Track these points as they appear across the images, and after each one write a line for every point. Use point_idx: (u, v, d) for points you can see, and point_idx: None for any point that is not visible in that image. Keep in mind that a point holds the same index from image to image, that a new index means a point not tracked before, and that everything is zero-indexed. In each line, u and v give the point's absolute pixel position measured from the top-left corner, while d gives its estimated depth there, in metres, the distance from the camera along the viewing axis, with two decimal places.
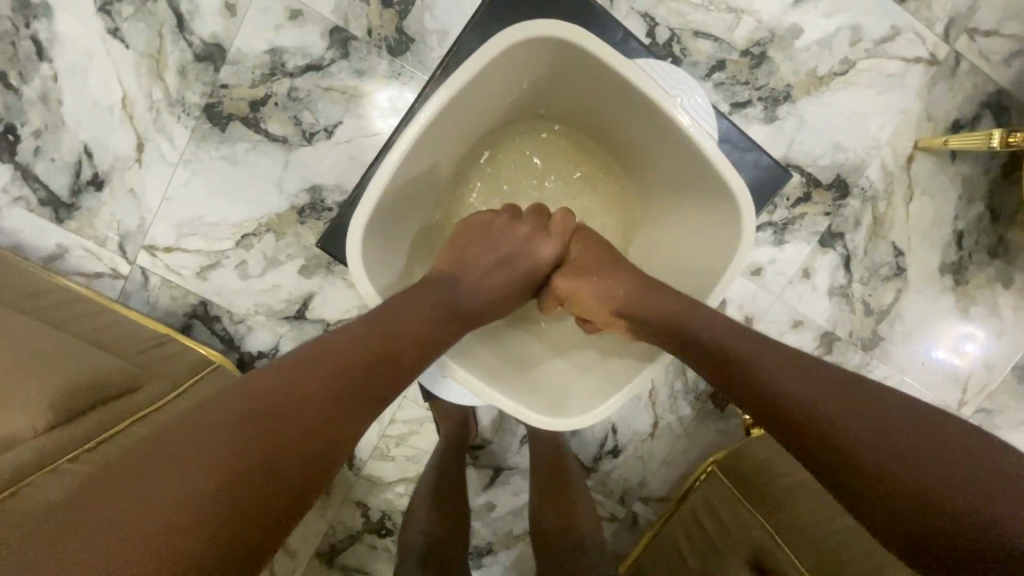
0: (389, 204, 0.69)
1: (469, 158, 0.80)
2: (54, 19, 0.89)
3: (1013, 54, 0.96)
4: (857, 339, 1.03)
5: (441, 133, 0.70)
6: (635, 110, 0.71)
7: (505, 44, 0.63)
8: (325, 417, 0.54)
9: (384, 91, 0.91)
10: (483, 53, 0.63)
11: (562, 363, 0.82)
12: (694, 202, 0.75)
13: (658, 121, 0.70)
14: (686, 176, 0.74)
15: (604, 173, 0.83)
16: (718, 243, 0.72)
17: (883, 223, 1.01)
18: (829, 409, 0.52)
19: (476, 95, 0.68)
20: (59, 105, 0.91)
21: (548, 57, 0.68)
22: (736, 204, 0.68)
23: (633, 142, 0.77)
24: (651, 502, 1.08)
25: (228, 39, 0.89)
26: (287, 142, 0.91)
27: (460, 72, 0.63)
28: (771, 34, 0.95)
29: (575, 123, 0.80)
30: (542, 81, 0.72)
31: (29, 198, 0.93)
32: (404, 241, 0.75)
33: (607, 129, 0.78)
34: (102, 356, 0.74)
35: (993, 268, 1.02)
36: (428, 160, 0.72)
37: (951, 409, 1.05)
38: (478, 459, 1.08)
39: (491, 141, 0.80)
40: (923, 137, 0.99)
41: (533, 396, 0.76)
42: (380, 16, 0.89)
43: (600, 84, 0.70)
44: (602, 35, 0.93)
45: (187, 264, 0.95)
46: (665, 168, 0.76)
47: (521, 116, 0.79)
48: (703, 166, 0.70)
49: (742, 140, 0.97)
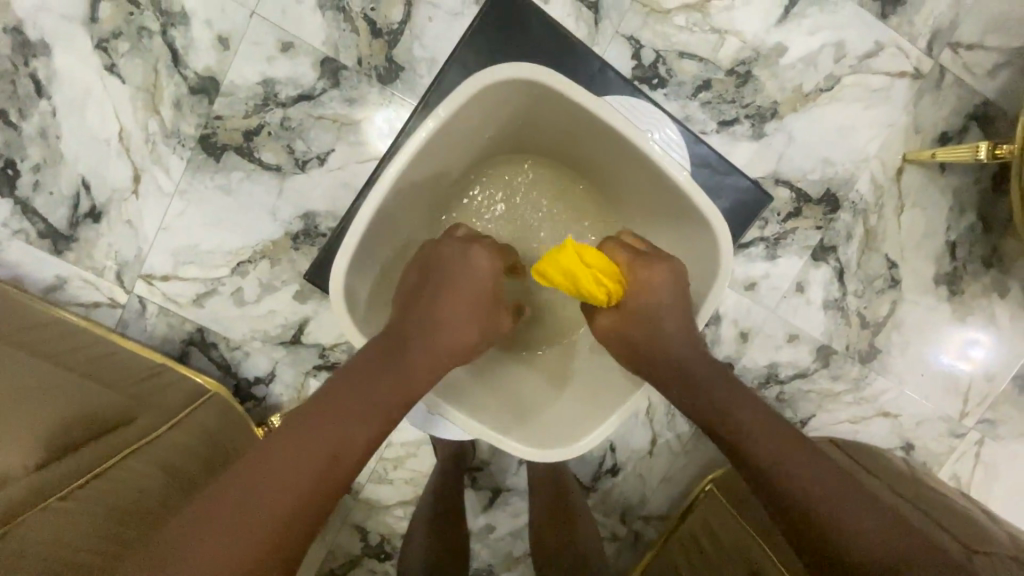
0: (371, 241, 0.69)
1: (453, 192, 0.80)
2: (52, 55, 0.90)
3: (996, 66, 0.97)
4: (854, 351, 1.04)
5: (421, 174, 0.70)
6: (614, 146, 0.71)
7: (484, 83, 0.64)
8: (326, 483, 0.54)
9: (379, 114, 0.92)
10: (460, 93, 0.64)
11: (543, 384, 0.82)
12: (675, 231, 0.76)
13: (634, 156, 0.70)
14: (667, 210, 0.74)
15: (588, 203, 0.83)
16: (703, 267, 0.72)
17: (875, 236, 1.02)
18: (823, 479, 0.60)
19: (452, 136, 0.69)
20: (57, 140, 0.92)
21: (528, 95, 0.68)
22: (715, 231, 0.69)
23: (615, 176, 0.77)
24: (651, 521, 1.08)
25: (222, 72, 0.91)
26: (280, 170, 0.93)
27: (434, 114, 0.64)
28: (755, 54, 0.96)
29: (558, 158, 0.80)
30: (520, 118, 0.73)
31: (28, 231, 0.94)
32: (389, 275, 0.76)
33: (587, 161, 0.78)
34: (96, 390, 0.74)
35: (988, 277, 1.02)
36: (411, 198, 0.73)
37: (952, 420, 1.05)
38: (476, 480, 1.07)
39: (473, 178, 0.81)
40: (911, 150, 0.99)
41: (534, 432, 0.75)
42: (370, 46, 0.91)
43: (574, 120, 0.70)
44: (586, 64, 0.94)
45: (183, 293, 0.96)
46: (646, 200, 0.77)
47: (503, 152, 0.80)
48: (683, 200, 0.70)
49: (721, 163, 0.97)
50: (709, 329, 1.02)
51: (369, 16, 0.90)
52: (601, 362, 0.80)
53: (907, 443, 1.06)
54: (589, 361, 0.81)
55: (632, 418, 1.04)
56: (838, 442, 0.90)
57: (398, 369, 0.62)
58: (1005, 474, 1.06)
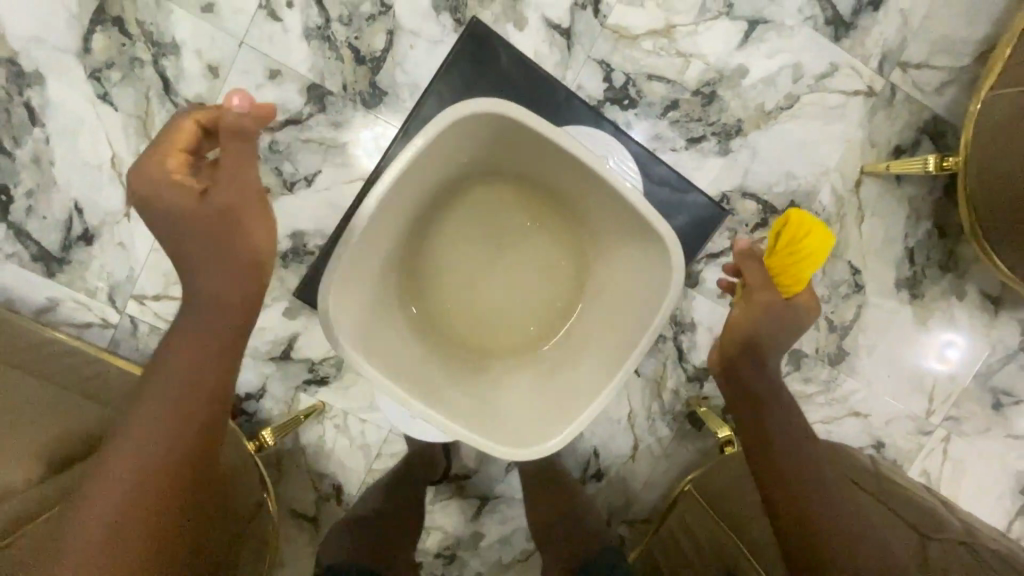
0: (355, 263, 0.72)
1: (429, 214, 0.83)
2: (47, 86, 0.93)
3: (943, 84, 1.04)
4: (823, 354, 1.09)
5: (399, 198, 0.74)
6: (576, 169, 0.75)
7: (453, 118, 0.68)
8: (207, 407, 0.60)
9: (368, 130, 0.97)
10: (434, 127, 0.68)
11: (522, 390, 0.85)
12: (632, 244, 0.79)
13: (593, 178, 0.75)
14: (625, 227, 0.78)
15: (555, 222, 0.86)
16: (657, 278, 0.76)
17: (838, 245, 1.07)
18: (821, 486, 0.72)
19: (421, 170, 0.73)
20: (50, 166, 0.95)
21: (494, 125, 0.72)
22: (665, 243, 0.72)
23: (577, 196, 0.81)
24: (635, 524, 1.11)
25: (211, 99, 0.94)
26: (269, 192, 0.96)
27: (409, 146, 0.68)
28: (719, 75, 1.02)
29: (525, 180, 0.83)
30: (488, 145, 0.77)
31: (21, 254, 0.96)
32: (373, 292, 0.78)
33: (550, 182, 0.82)
34: (80, 406, 0.75)
35: (946, 281, 1.08)
36: (388, 222, 0.75)
37: (920, 418, 1.10)
38: (464, 490, 1.09)
39: (445, 202, 0.83)
40: (869, 163, 1.05)
41: (515, 435, 0.78)
42: (354, 73, 0.95)
43: (535, 146, 0.75)
44: (552, 94, 0.99)
45: (175, 312, 0.98)
46: (606, 218, 0.80)
47: (474, 177, 0.83)
48: (639, 219, 0.74)
49: (680, 183, 1.03)
50: (685, 336, 1.06)
51: (353, 44, 0.95)
52: (573, 369, 0.83)
53: (877, 441, 1.11)
54: (562, 367, 0.85)
55: (614, 424, 1.08)
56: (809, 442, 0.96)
57: (193, 323, 0.62)
58: (972, 468, 1.12)
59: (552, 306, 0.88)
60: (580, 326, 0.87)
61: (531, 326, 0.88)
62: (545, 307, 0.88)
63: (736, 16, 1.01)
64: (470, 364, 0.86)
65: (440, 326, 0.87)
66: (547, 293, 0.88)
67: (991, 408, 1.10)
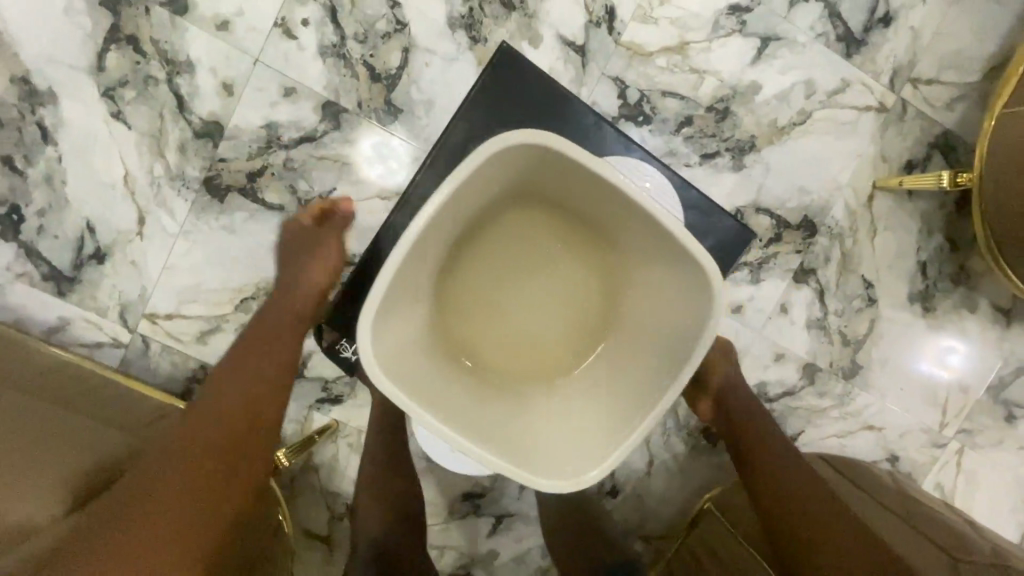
0: (389, 299, 0.67)
1: (461, 245, 0.78)
2: (60, 105, 0.93)
3: (952, 99, 1.05)
4: (838, 369, 1.09)
5: (433, 231, 0.69)
6: (613, 196, 0.70)
7: (491, 149, 0.64)
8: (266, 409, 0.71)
9: (368, 139, 0.96)
10: (473, 158, 0.64)
11: (558, 423, 0.79)
12: (666, 269, 0.74)
13: (630, 206, 0.70)
14: (662, 256, 0.73)
15: (588, 249, 0.81)
16: (697, 306, 0.70)
17: (851, 259, 1.08)
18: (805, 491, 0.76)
19: (456, 202, 0.69)
20: (63, 186, 0.94)
21: (529, 155, 0.68)
22: (705, 271, 0.67)
23: (612, 223, 0.76)
24: (651, 541, 1.10)
25: (226, 117, 0.94)
26: (283, 210, 0.96)
27: (446, 180, 0.64)
28: (732, 91, 1.02)
29: (558, 208, 0.78)
30: (522, 175, 0.72)
31: (32, 274, 0.95)
32: (403, 328, 0.73)
33: (585, 210, 0.77)
34: (88, 428, 0.74)
35: (958, 294, 1.09)
36: (422, 256, 0.70)
37: (934, 431, 1.10)
38: (479, 507, 1.08)
39: (477, 232, 0.78)
40: (881, 178, 1.06)
41: (557, 469, 0.72)
42: (369, 90, 0.95)
43: (572, 173, 0.70)
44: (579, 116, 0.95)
45: (187, 330, 0.97)
46: (642, 247, 0.75)
47: (507, 205, 0.77)
48: (678, 247, 0.69)
49: (706, 205, 0.98)
50: None
51: (368, 62, 0.95)
52: (612, 403, 0.77)
53: (891, 454, 1.11)
54: (598, 399, 0.79)
55: None
56: (830, 459, 0.96)
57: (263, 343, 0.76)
58: (987, 480, 1.11)
59: (586, 337, 0.83)
60: (613, 354, 0.81)
61: (565, 356, 0.82)
62: (575, 333, 0.82)
63: (749, 33, 1.01)
64: (503, 397, 0.80)
65: (471, 359, 0.81)
66: (581, 323, 0.82)
67: (1005, 420, 1.10)
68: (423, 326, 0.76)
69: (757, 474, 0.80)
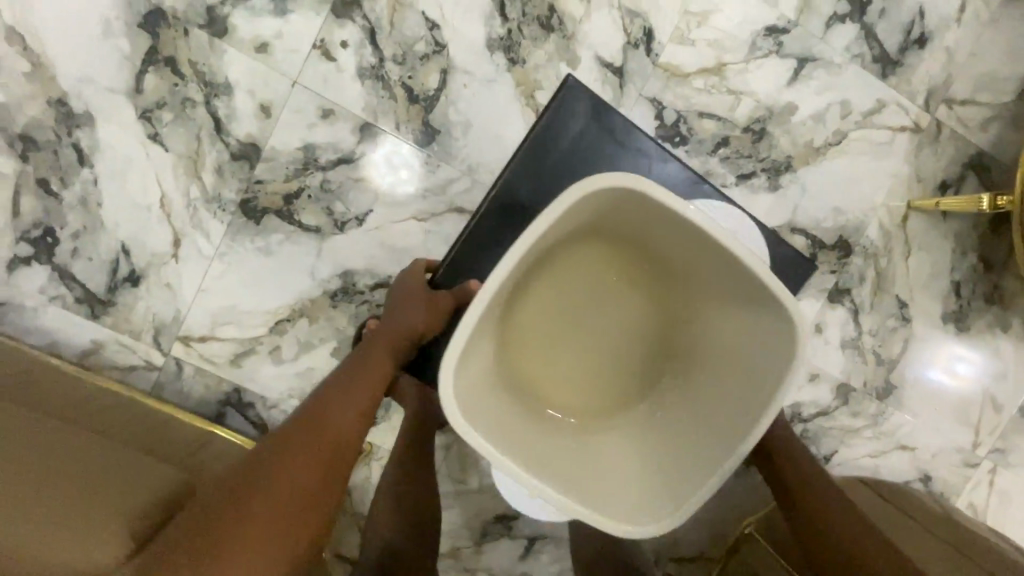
0: (466, 346, 0.66)
1: (524, 282, 0.77)
2: (96, 127, 0.92)
3: (986, 120, 1.05)
4: (872, 389, 1.08)
5: (507, 277, 0.68)
6: (685, 233, 0.69)
7: (569, 198, 0.63)
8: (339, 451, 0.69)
9: (377, 150, 0.95)
10: (554, 207, 0.63)
11: (621, 457, 0.78)
12: (735, 304, 0.72)
13: (703, 244, 0.68)
14: (733, 292, 0.72)
15: (650, 282, 0.80)
16: (771, 345, 0.69)
17: (885, 279, 1.07)
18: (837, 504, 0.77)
19: (530, 247, 0.67)
20: (98, 208, 0.93)
21: (605, 197, 0.67)
22: (784, 311, 0.66)
23: (679, 257, 0.75)
24: (685, 563, 1.08)
25: (263, 139, 0.93)
26: (319, 232, 0.95)
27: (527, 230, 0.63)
28: (768, 112, 1.02)
29: (622, 242, 0.77)
30: (592, 215, 0.71)
31: (65, 296, 0.94)
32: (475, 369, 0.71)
33: (649, 245, 0.76)
34: (145, 467, 0.73)
35: (991, 314, 1.08)
36: (494, 300, 0.69)
37: (967, 451, 1.10)
38: (512, 530, 1.07)
39: (540, 269, 0.77)
40: (915, 198, 1.06)
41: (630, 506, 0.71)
42: (408, 112, 0.95)
43: (643, 211, 0.69)
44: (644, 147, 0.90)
45: (221, 352, 0.96)
46: (709, 280, 0.74)
47: (571, 242, 0.76)
48: (752, 283, 0.67)
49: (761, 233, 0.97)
50: None
51: (407, 83, 0.94)
52: (672, 434, 0.77)
53: (925, 475, 1.10)
54: (660, 431, 0.78)
55: None
56: (871, 483, 0.95)
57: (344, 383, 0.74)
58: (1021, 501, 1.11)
59: (647, 368, 0.82)
60: (679, 387, 0.80)
61: (625, 388, 0.82)
62: (635, 365, 0.82)
63: (785, 54, 1.01)
64: (565, 431, 0.79)
65: (532, 395, 0.80)
66: (641, 355, 0.82)
67: None
68: (491, 365, 0.75)
69: (788, 486, 0.81)
